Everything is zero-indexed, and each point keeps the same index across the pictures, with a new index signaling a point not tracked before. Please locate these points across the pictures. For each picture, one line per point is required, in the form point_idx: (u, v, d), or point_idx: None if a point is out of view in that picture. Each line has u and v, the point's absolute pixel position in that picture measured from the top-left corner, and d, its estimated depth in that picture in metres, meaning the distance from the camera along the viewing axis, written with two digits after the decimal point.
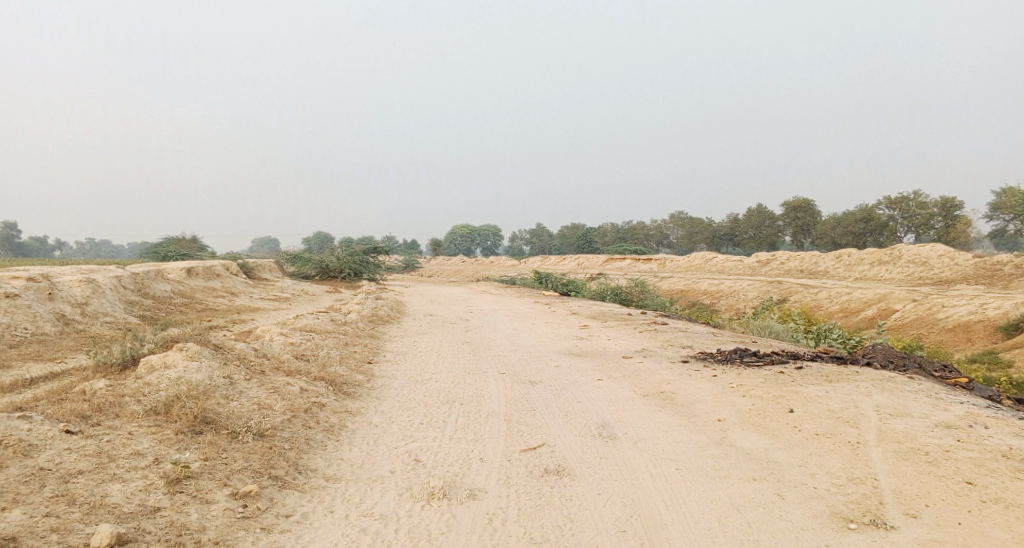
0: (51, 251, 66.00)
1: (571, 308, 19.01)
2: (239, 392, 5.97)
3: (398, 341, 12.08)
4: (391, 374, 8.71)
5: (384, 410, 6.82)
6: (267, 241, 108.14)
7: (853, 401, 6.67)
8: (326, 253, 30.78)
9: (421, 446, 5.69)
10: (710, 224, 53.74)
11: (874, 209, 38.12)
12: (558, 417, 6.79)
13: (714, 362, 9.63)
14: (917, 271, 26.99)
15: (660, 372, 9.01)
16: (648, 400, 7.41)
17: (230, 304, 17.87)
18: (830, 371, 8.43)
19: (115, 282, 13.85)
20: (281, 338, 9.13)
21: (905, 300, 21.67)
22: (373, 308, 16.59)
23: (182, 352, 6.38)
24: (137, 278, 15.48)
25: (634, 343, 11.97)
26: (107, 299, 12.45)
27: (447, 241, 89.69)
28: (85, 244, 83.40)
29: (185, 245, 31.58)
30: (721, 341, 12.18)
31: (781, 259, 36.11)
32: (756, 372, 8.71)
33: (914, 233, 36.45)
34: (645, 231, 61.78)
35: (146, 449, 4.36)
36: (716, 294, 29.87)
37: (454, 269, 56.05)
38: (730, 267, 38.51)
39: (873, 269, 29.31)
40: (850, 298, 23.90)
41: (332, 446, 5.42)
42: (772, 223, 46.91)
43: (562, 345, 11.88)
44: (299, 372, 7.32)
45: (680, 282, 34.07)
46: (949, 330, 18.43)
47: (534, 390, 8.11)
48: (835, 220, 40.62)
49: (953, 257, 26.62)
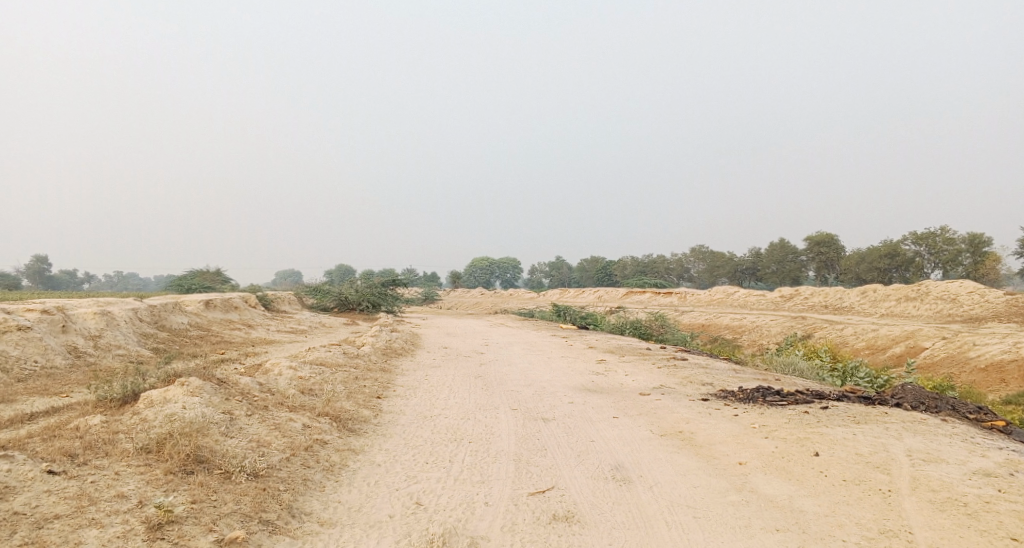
0: (78, 282, 67.42)
1: (589, 343, 18.66)
2: (238, 429, 5.79)
3: (410, 375, 11.86)
4: (400, 410, 8.48)
5: (389, 448, 6.58)
6: (291, 274, 109.31)
7: (884, 444, 6.28)
8: (345, 285, 30.87)
9: (424, 487, 5.44)
10: (732, 258, 53.18)
11: (899, 244, 37.42)
12: (569, 457, 6.50)
13: (735, 400, 9.26)
14: (945, 308, 26.22)
15: (678, 410, 8.67)
16: (665, 441, 7.08)
17: (246, 337, 17.86)
18: (857, 412, 8.01)
19: (131, 314, 13.92)
20: (290, 372, 8.97)
21: (934, 338, 20.99)
22: (387, 341, 16.43)
23: (183, 386, 6.24)
24: (153, 310, 15.55)
25: (652, 379, 11.62)
26: (121, 332, 12.47)
27: (466, 274, 89.87)
28: (113, 276, 85.09)
29: (206, 277, 31.94)
30: (742, 378, 11.79)
31: (805, 294, 35.45)
32: (779, 412, 8.32)
33: (941, 269, 35.58)
34: (665, 265, 61.27)
35: (130, 491, 4.20)
36: (739, 329, 29.27)
37: (473, 301, 55.96)
38: (752, 301, 37.88)
39: (900, 305, 28.58)
40: (877, 335, 23.23)
41: (331, 487, 5.19)
42: (794, 258, 46.27)
43: (578, 381, 11.56)
44: (303, 408, 7.14)
45: (701, 316, 33.51)
46: (981, 370, 17.73)
47: (545, 427, 7.82)
48: (860, 255, 39.87)
49: (984, 293, 25.83)
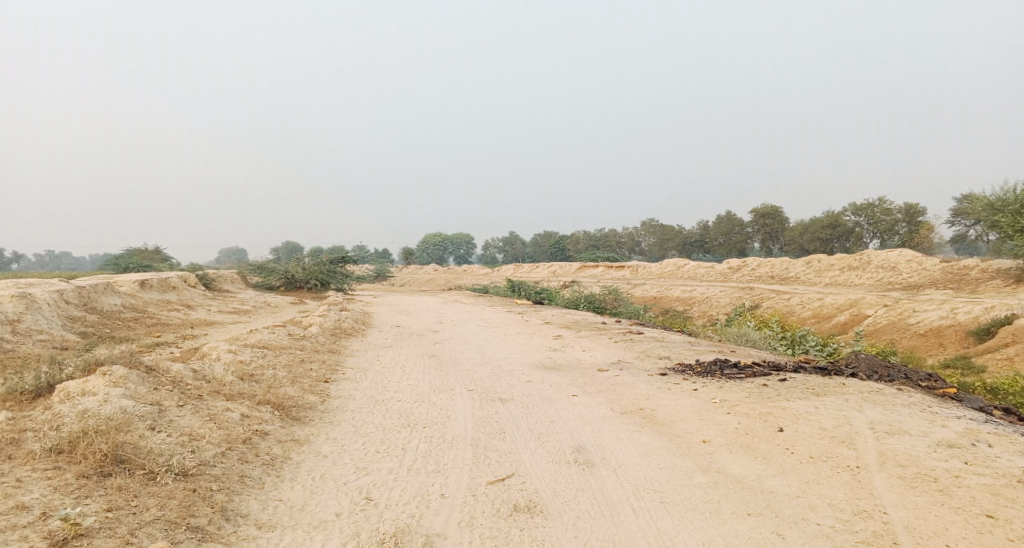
0: (7, 264, 63.45)
1: (544, 318, 18.43)
2: (168, 423, 5.25)
3: (360, 356, 11.34)
4: (349, 395, 8.01)
5: (337, 437, 6.14)
6: (236, 252, 105.34)
7: (845, 417, 6.21)
8: (292, 262, 29.75)
9: (374, 480, 5.04)
10: (681, 231, 53.88)
11: (840, 215, 38.49)
12: (529, 440, 6.21)
13: (694, 374, 9.14)
14: (885, 277, 27.08)
15: (637, 386, 8.49)
16: (627, 420, 6.85)
17: (186, 318, 16.92)
18: (815, 384, 7.97)
19: (55, 296, 12.88)
20: (228, 357, 8.35)
21: (876, 306, 21.63)
22: (337, 320, 15.82)
23: (104, 376, 5.62)
24: (83, 292, 14.51)
25: (609, 354, 11.46)
26: (43, 316, 11.49)
27: (419, 250, 88.67)
28: (42, 255, 80.19)
29: (145, 257, 30.29)
30: (698, 350, 11.73)
31: (752, 265, 36.17)
32: (739, 385, 8.22)
33: (879, 239, 36.78)
34: (617, 239, 61.65)
35: (32, 502, 3.68)
36: (690, 301, 29.65)
37: (426, 277, 55.16)
38: (702, 273, 38.48)
39: (842, 275, 29.43)
40: (822, 304, 23.82)
41: (271, 484, 4.73)
42: (741, 230, 47.15)
43: (535, 358, 11.28)
44: (242, 396, 6.59)
45: (653, 289, 33.81)
46: (921, 335, 18.33)
47: (503, 409, 7.51)
48: (803, 226, 40.85)
49: (921, 262, 26.77)
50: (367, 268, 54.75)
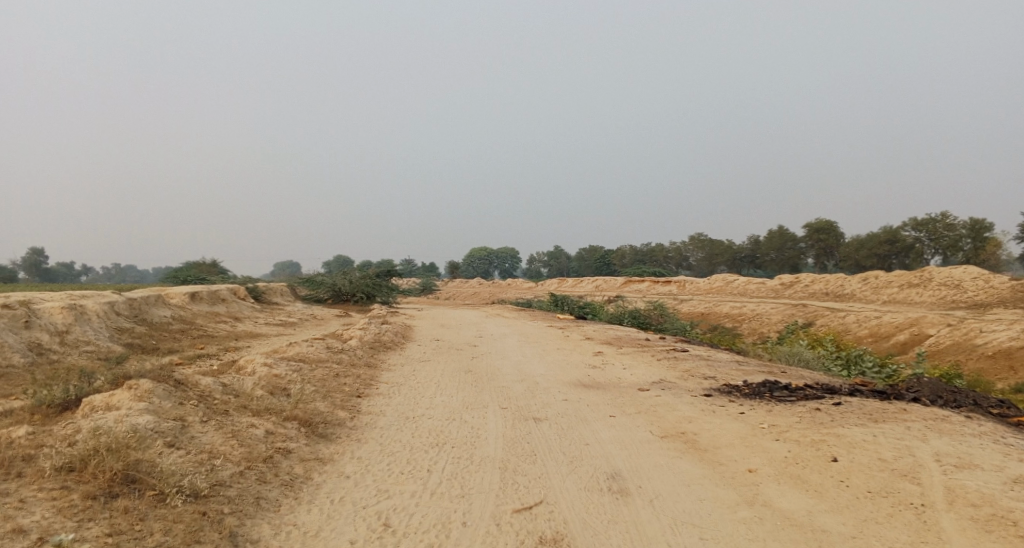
0: (77, 276, 66.75)
1: (585, 334, 18.01)
2: (189, 439, 5.19)
3: (396, 371, 11.20)
4: (380, 411, 7.84)
5: (363, 457, 5.96)
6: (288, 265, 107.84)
7: (908, 447, 5.69)
8: (338, 275, 30.19)
9: (395, 504, 4.85)
10: (730, 246, 52.49)
11: (898, 230, 36.76)
12: (561, 464, 5.89)
13: (740, 396, 8.65)
14: (949, 294, 25.59)
15: (679, 408, 8.05)
16: (667, 444, 6.45)
17: (232, 330, 17.20)
18: (873, 410, 7.40)
19: (106, 307, 13.25)
20: (262, 371, 8.32)
21: (939, 325, 20.39)
22: (377, 333, 15.82)
23: (130, 390, 5.62)
24: (133, 303, 14.94)
25: (651, 373, 11.03)
26: (92, 327, 11.79)
27: (464, 264, 89.17)
28: (110, 269, 84.15)
29: (201, 269, 31.31)
30: (746, 370, 11.18)
31: (805, 281, 34.83)
32: (789, 409, 7.69)
33: (942, 255, 34.91)
34: (663, 253, 60.49)
35: (32, 525, 3.62)
36: (739, 318, 28.67)
37: (472, 291, 55.23)
38: (752, 288, 37.28)
39: (902, 292, 27.98)
40: (880, 322, 22.64)
41: (287, 507, 4.58)
42: (793, 245, 45.56)
43: (573, 376, 10.93)
44: (269, 411, 6.49)
45: (700, 305, 32.87)
46: (989, 357, 17.15)
47: (536, 429, 7.22)
48: (859, 242, 39.17)
49: (988, 278, 25.20)
50: (414, 281, 55.23)
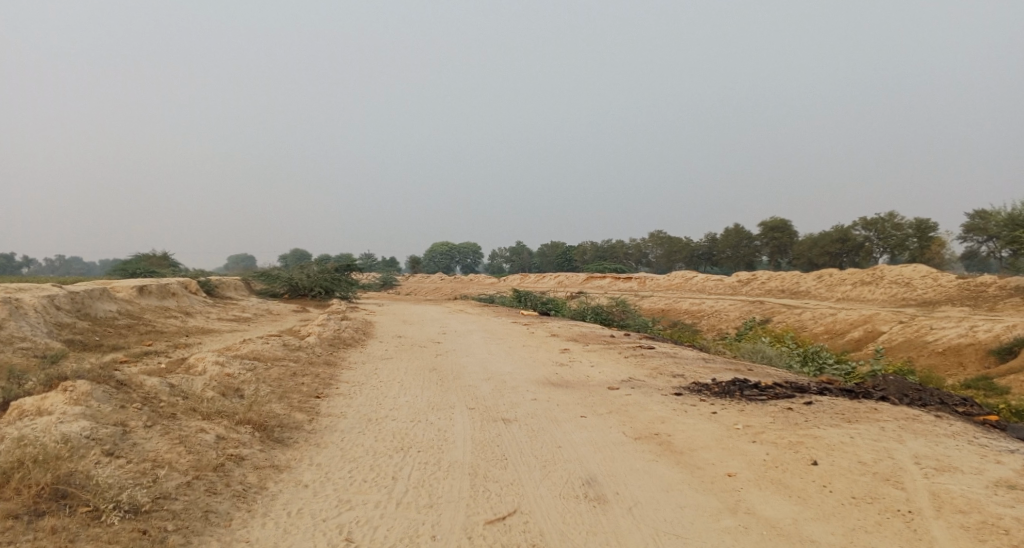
0: (18, 268, 63.76)
1: (550, 330, 17.80)
2: (131, 447, 4.71)
3: (356, 369, 10.77)
4: (340, 413, 7.42)
5: (322, 463, 5.56)
6: (244, 258, 104.87)
7: (886, 448, 5.62)
8: (296, 269, 29.31)
9: (358, 516, 4.50)
10: (688, 243, 53.19)
11: (849, 229, 37.75)
12: (533, 469, 5.62)
13: (711, 395, 8.52)
14: (899, 292, 26.31)
15: (651, 408, 7.87)
16: (642, 446, 6.24)
17: (182, 326, 16.41)
18: (844, 409, 7.34)
19: (45, 301, 12.40)
20: (213, 370, 7.80)
21: (891, 322, 20.90)
22: (336, 329, 15.29)
23: (64, 393, 5.09)
24: (75, 297, 14.06)
25: (619, 370, 10.87)
26: (28, 322, 10.98)
27: (425, 259, 88.38)
28: (53, 260, 80.54)
29: (150, 262, 30.00)
30: (713, 368, 11.11)
31: (762, 279, 35.44)
32: (761, 409, 7.58)
33: (889, 253, 36.00)
34: (624, 250, 60.99)
35: None
36: (699, 314, 28.94)
37: (433, 286, 54.60)
38: (711, 285, 37.77)
39: (855, 289, 28.67)
40: (835, 319, 23.11)
41: (239, 521, 4.17)
42: (749, 242, 46.41)
43: (540, 374, 10.67)
44: (220, 414, 6.02)
45: (661, 302, 33.08)
46: (939, 353, 17.61)
47: (506, 430, 6.94)
48: (812, 240, 40.10)
49: (936, 277, 26.00)
50: (374, 276, 54.29)
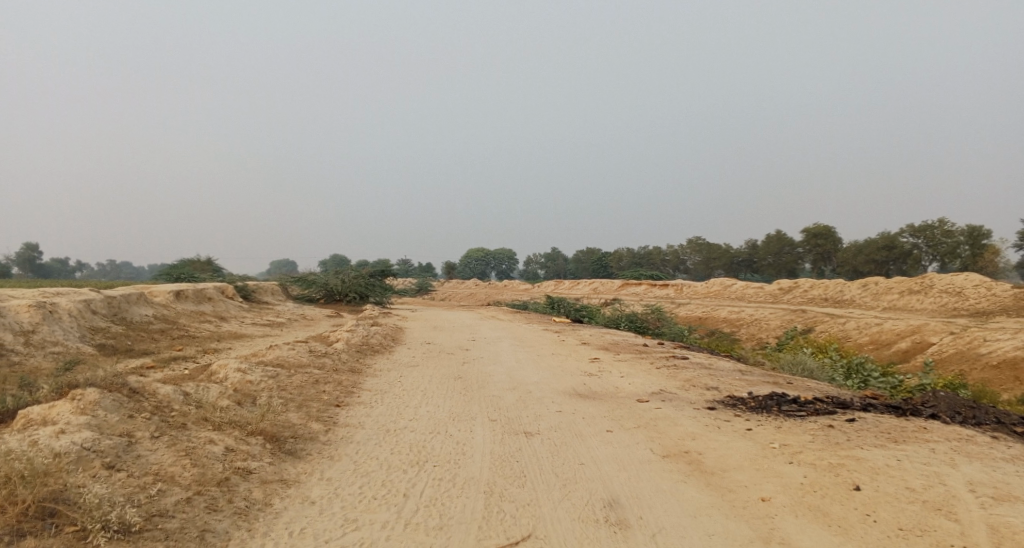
0: (71, 272, 66.10)
1: (581, 338, 17.42)
2: (134, 459, 4.60)
3: (381, 377, 10.63)
4: (358, 423, 7.24)
5: (332, 477, 5.37)
6: (286, 263, 107.25)
7: (938, 473, 5.14)
8: (331, 274, 29.53)
9: (362, 539, 4.29)
10: (727, 249, 51.99)
11: (896, 236, 36.29)
12: (552, 488, 5.32)
13: (747, 410, 8.07)
14: (951, 302, 25.06)
15: (682, 423, 7.47)
16: (669, 466, 5.88)
17: (216, 331, 16.57)
18: (890, 428, 6.81)
19: (81, 306, 12.63)
20: (233, 378, 7.72)
21: (941, 333, 19.86)
22: (365, 335, 15.21)
23: (72, 401, 5.02)
24: (112, 302, 14.31)
25: (650, 382, 10.47)
26: (62, 327, 11.16)
27: (461, 265, 88.59)
28: (105, 265, 83.56)
29: (193, 268, 30.70)
30: (750, 381, 10.59)
31: (804, 287, 34.30)
32: (801, 426, 7.11)
33: (939, 261, 34.45)
34: (661, 256, 60.00)
35: None
36: (737, 323, 28.13)
37: (468, 292, 54.59)
38: (750, 293, 36.76)
39: (903, 299, 27.44)
40: (881, 329, 22.12)
41: (235, 543, 4.03)
42: (790, 249, 45.05)
43: (567, 384, 10.34)
44: (231, 425, 5.89)
45: (698, 309, 32.28)
46: (994, 368, 16.61)
47: (527, 445, 6.65)
48: (857, 247, 38.69)
49: (991, 286, 24.68)
50: (410, 282, 54.50)
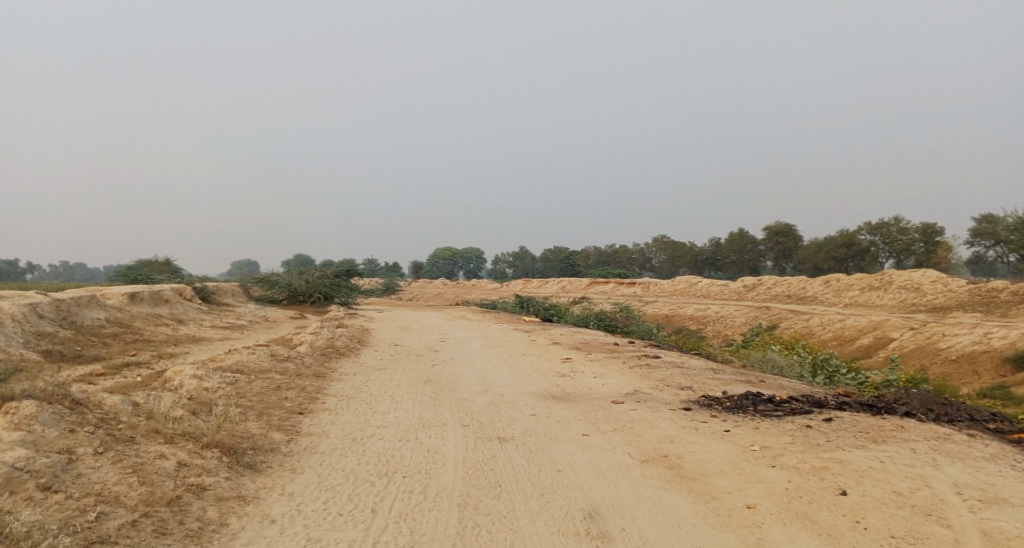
0: (21, 275, 63.39)
1: (551, 337, 17.21)
2: (73, 479, 4.18)
3: (347, 381, 10.23)
4: (323, 431, 6.87)
5: (295, 492, 5.01)
6: (248, 264, 104.90)
7: (923, 475, 5.05)
8: (294, 275, 28.76)
9: None
10: (692, 247, 52.55)
11: (854, 234, 37.11)
12: (529, 498, 5.07)
13: (723, 411, 7.93)
14: (909, 298, 25.64)
15: (659, 425, 7.29)
16: (649, 471, 5.67)
17: (172, 335, 15.87)
18: (868, 427, 6.75)
19: (25, 310, 11.92)
20: (189, 385, 7.27)
21: (902, 328, 20.26)
22: (330, 337, 14.74)
23: (4, 416, 4.55)
24: (60, 305, 13.56)
25: (623, 382, 10.31)
26: (3, 333, 10.47)
27: (428, 264, 87.82)
28: (58, 268, 80.47)
29: (149, 269, 29.57)
30: (723, 379, 10.51)
31: (768, 284, 34.79)
32: (779, 426, 7.01)
33: (896, 258, 35.31)
34: (628, 255, 60.34)
35: None
36: (704, 320, 28.31)
37: (435, 292, 54.04)
38: (716, 290, 37.14)
39: (863, 295, 28.01)
40: (844, 325, 22.47)
41: None
42: (753, 247, 45.72)
43: (540, 385, 10.09)
44: (184, 437, 5.46)
45: (666, 307, 32.41)
46: (953, 362, 16.97)
47: (501, 451, 6.38)
48: (817, 244, 39.46)
49: (947, 282, 25.31)
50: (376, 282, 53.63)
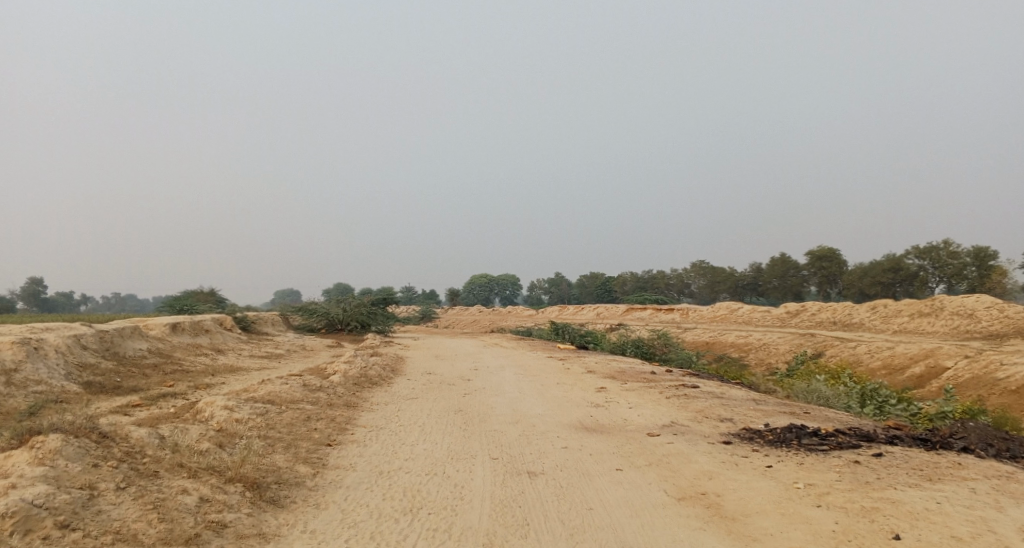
0: (74, 305, 65.84)
1: (587, 366, 16.91)
2: (93, 515, 4.15)
3: (378, 411, 10.16)
4: (350, 464, 6.77)
5: (317, 529, 4.90)
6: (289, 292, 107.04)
7: (985, 518, 4.65)
8: (332, 304, 29.10)
9: None
10: (732, 273, 51.50)
11: (901, 258, 35.84)
12: (557, 539, 4.84)
13: (765, 444, 7.55)
14: (963, 324, 24.47)
15: (697, 459, 6.97)
16: (685, 510, 5.38)
17: (211, 364, 16.10)
18: (923, 464, 6.31)
19: (70, 341, 12.25)
20: (219, 417, 7.28)
21: (956, 356, 19.28)
22: (364, 366, 14.74)
23: (30, 450, 4.59)
24: (104, 336, 13.93)
25: (659, 413, 9.98)
26: (47, 364, 10.75)
27: (464, 291, 88.14)
28: (110, 298, 83.45)
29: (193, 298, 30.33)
30: (765, 411, 10.07)
31: (811, 310, 33.73)
32: (826, 462, 6.61)
33: (947, 283, 33.90)
34: (665, 281, 59.46)
35: None
36: (746, 348, 27.51)
37: (471, 319, 54.02)
38: (757, 316, 36.18)
39: (913, 321, 26.87)
40: (893, 353, 21.52)
41: None
42: (795, 272, 44.54)
43: (573, 416, 9.83)
44: (208, 471, 5.42)
45: (705, 334, 31.65)
46: (1013, 392, 16.02)
47: (531, 487, 6.16)
48: (863, 269, 38.19)
49: (1003, 307, 24.10)
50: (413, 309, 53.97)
